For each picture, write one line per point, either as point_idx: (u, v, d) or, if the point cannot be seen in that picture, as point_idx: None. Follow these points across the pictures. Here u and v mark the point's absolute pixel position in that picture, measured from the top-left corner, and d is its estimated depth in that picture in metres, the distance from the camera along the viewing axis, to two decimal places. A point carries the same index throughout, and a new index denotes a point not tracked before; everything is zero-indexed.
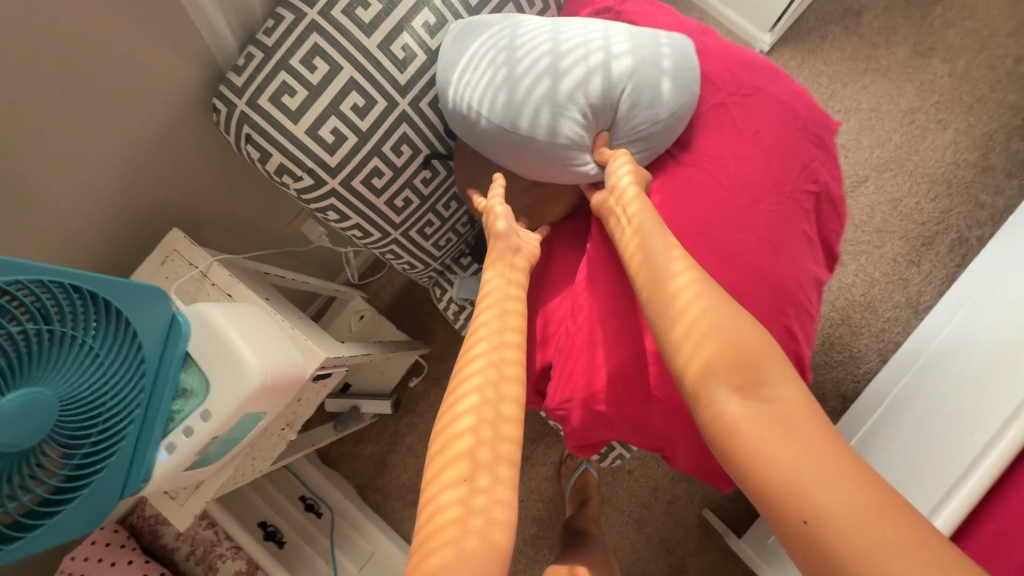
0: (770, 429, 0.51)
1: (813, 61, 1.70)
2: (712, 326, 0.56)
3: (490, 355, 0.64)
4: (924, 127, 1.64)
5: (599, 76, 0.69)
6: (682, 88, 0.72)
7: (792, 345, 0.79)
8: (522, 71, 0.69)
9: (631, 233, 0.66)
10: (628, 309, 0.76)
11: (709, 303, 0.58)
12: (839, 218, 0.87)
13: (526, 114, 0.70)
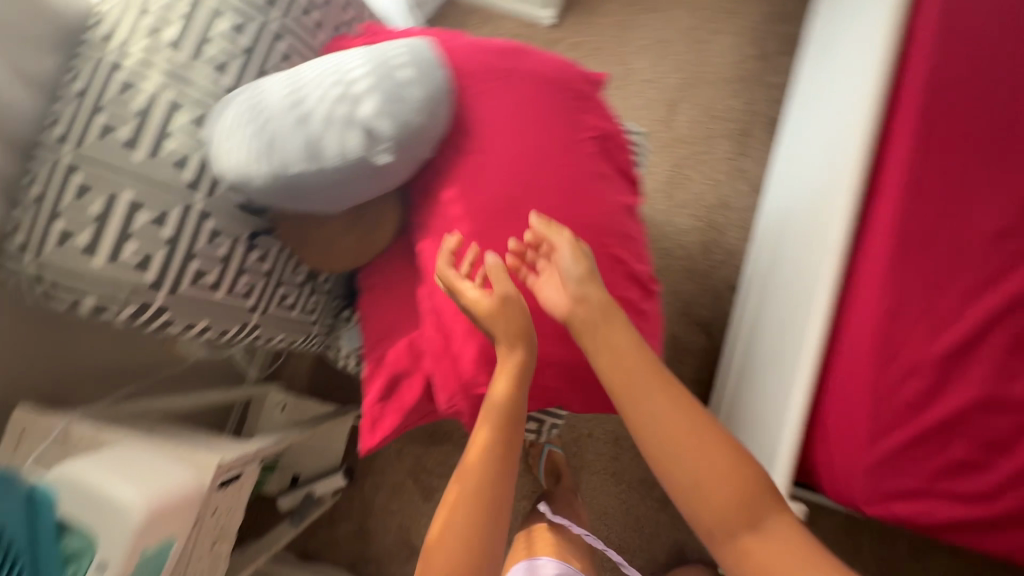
0: (770, 556, 0.64)
1: (595, 20, 1.92)
2: (693, 467, 0.67)
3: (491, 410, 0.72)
4: (704, 41, 1.90)
5: (343, 92, 0.70)
6: (425, 76, 0.74)
7: (625, 267, 0.87)
8: (269, 116, 0.69)
9: (589, 326, 0.75)
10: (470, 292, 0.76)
11: (687, 441, 0.68)
12: (624, 149, 0.99)
13: (289, 151, 0.69)
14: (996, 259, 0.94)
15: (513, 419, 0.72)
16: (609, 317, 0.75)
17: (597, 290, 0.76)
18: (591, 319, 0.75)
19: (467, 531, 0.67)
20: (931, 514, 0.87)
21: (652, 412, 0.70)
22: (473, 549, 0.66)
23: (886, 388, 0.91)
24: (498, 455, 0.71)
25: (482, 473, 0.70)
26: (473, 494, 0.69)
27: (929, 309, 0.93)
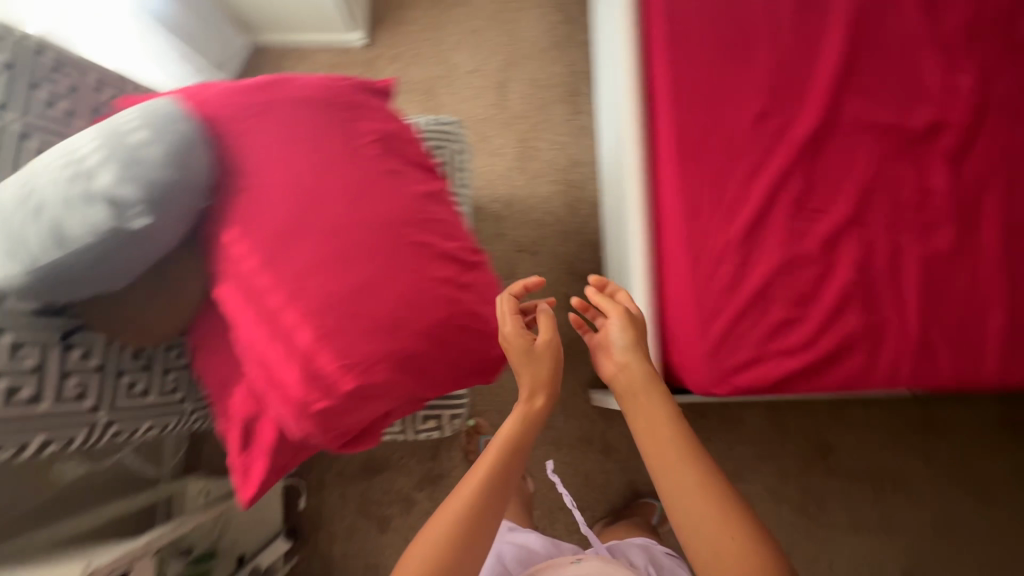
0: None
1: (406, 29, 1.99)
2: (701, 521, 0.72)
3: (502, 436, 0.84)
4: (512, 20, 2.01)
5: (76, 172, 0.70)
6: (162, 131, 0.76)
7: (435, 247, 0.91)
8: (9, 219, 0.69)
9: (630, 394, 0.86)
10: (277, 318, 0.78)
11: (704, 502, 0.73)
12: (414, 142, 1.04)
13: (38, 244, 0.69)
14: (764, 137, 1.07)
15: (515, 444, 0.84)
16: (651, 388, 0.84)
17: (640, 356, 0.87)
18: (631, 386, 0.86)
19: (455, 530, 0.75)
20: (772, 375, 0.96)
21: (677, 472, 0.76)
22: (459, 547, 0.74)
23: (705, 280, 1.00)
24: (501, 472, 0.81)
25: (480, 486, 0.78)
26: (470, 500, 0.77)
27: (721, 196, 1.04)
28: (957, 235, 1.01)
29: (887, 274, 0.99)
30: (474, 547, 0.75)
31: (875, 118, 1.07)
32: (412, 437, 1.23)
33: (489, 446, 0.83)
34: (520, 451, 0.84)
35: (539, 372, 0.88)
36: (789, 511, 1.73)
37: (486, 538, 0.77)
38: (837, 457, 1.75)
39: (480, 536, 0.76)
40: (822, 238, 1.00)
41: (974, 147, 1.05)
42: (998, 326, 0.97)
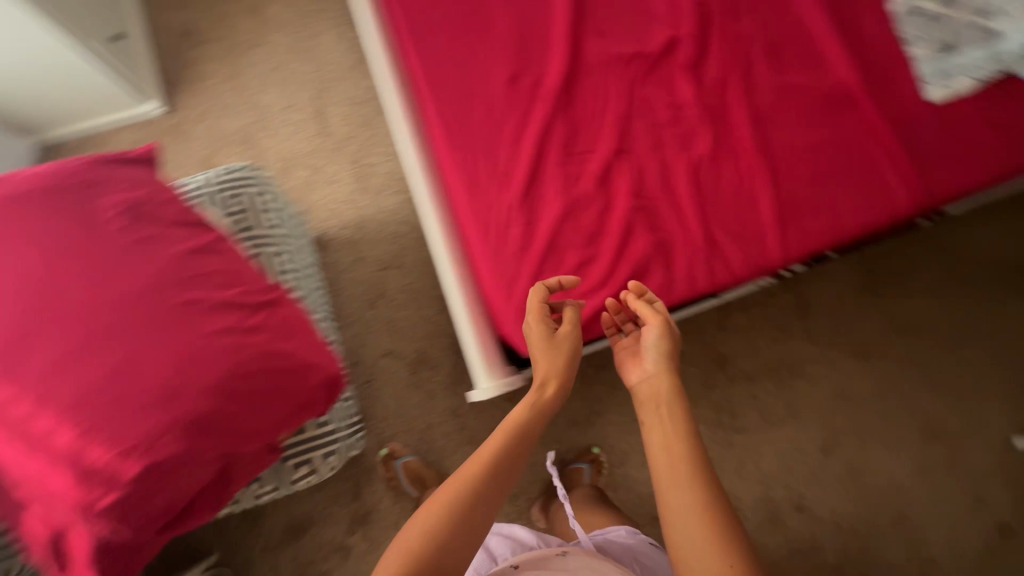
0: None
1: (205, 84, 1.92)
2: (693, 542, 0.71)
3: (512, 423, 0.86)
4: (310, 46, 1.98)
5: None
6: None
7: (206, 300, 0.88)
8: None
9: (651, 405, 0.86)
10: (29, 434, 0.75)
11: (702, 526, 0.71)
12: (175, 201, 1.00)
13: None
14: (521, 97, 1.10)
15: (520, 433, 0.85)
16: (671, 402, 0.85)
17: (668, 368, 0.88)
18: (654, 396, 0.87)
19: (454, 506, 0.76)
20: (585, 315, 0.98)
21: (681, 489, 0.75)
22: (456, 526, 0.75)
23: (500, 250, 1.02)
24: (510, 458, 0.82)
25: (482, 474, 0.80)
26: (477, 478, 0.79)
27: (494, 165, 1.06)
28: (712, 136, 1.07)
29: (661, 190, 1.05)
30: (467, 526, 0.76)
31: (616, 50, 1.12)
32: (291, 489, 1.21)
33: (498, 433, 0.85)
34: (530, 437, 0.86)
35: (554, 358, 0.91)
36: (707, 428, 1.81)
37: (479, 525, 0.77)
38: (733, 364, 1.85)
39: (477, 514, 0.77)
40: (595, 175, 1.05)
41: (709, 51, 1.12)
42: (768, 207, 1.04)
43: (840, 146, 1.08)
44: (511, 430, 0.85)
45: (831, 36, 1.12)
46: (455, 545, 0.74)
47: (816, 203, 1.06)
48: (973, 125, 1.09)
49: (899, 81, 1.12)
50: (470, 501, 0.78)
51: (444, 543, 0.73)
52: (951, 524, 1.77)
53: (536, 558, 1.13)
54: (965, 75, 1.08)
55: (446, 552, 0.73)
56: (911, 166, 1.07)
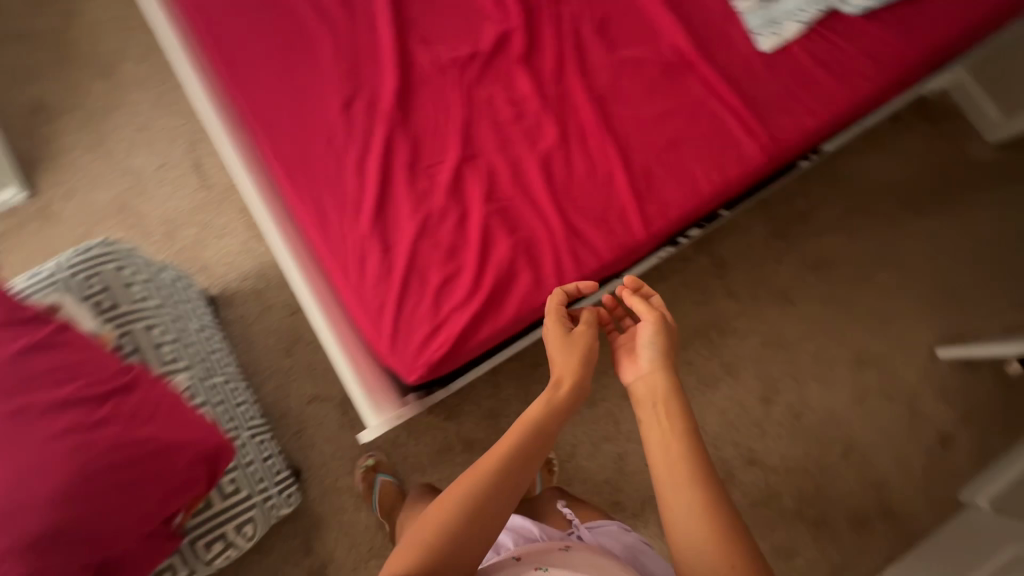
0: None
1: (67, 158, 1.82)
2: (694, 535, 0.79)
3: (529, 421, 0.85)
4: (176, 98, 1.89)
5: None
6: None
7: (41, 409, 0.83)
8: None
9: (649, 405, 0.92)
10: None
11: (702, 521, 0.79)
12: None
13: None
14: (358, 120, 1.06)
15: (537, 430, 0.84)
16: (668, 400, 0.90)
17: (666, 364, 0.93)
18: (653, 395, 0.93)
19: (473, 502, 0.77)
20: (455, 331, 0.95)
21: (682, 486, 0.82)
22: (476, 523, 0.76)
23: (358, 281, 0.98)
24: (528, 455, 0.82)
25: (498, 470, 0.80)
26: (496, 472, 0.80)
27: (340, 197, 1.02)
28: (556, 125, 1.05)
29: (514, 189, 1.02)
30: (484, 522, 0.76)
31: (448, 56, 1.09)
32: (210, 568, 1.21)
33: (517, 427, 0.84)
34: (547, 435, 0.84)
35: (572, 352, 0.90)
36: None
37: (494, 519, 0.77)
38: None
39: (493, 510, 0.77)
40: (444, 187, 1.02)
41: (541, 41, 1.10)
42: (622, 186, 1.03)
43: (684, 111, 1.08)
44: (528, 427, 0.84)
45: (656, 5, 1.12)
46: (474, 540, 0.75)
47: (670, 171, 1.05)
48: (805, 68, 1.11)
49: (731, 37, 1.12)
50: (485, 497, 0.78)
51: (464, 539, 0.74)
52: (894, 445, 1.82)
53: (536, 553, 1.00)
54: (792, 19, 1.12)
55: (458, 545, 0.74)
56: (754, 119, 1.08)
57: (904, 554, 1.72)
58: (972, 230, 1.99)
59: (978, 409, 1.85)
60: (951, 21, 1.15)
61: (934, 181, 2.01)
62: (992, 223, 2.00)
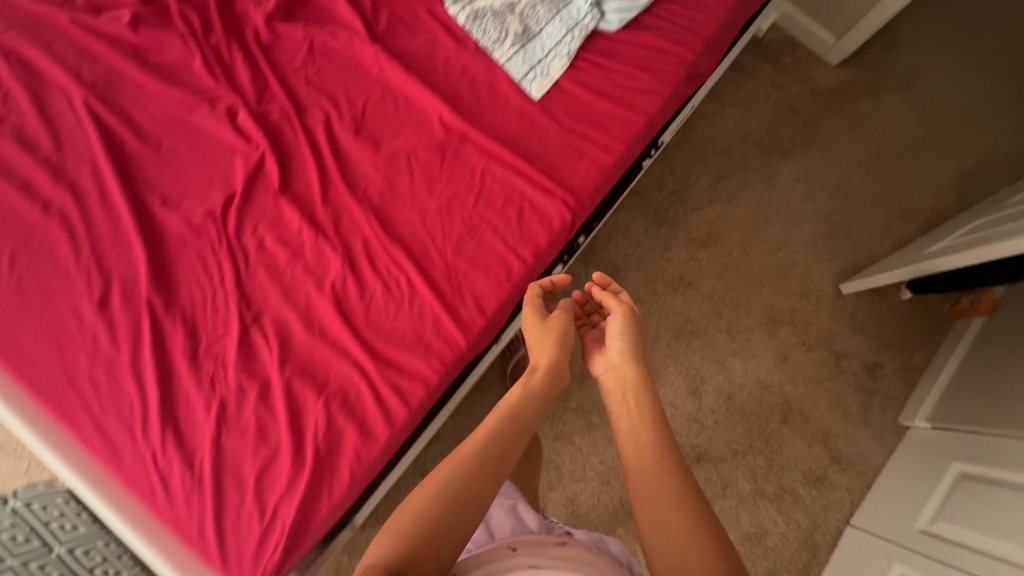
0: None
1: None
2: (671, 536, 0.70)
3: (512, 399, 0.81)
4: None
5: None
6: None
7: None
8: None
9: (617, 397, 0.86)
10: None
11: (673, 514, 0.71)
12: None
13: None
14: (118, 318, 0.93)
15: (520, 406, 0.80)
16: (634, 391, 0.85)
17: (632, 352, 0.87)
18: (619, 384, 0.87)
19: (445, 498, 0.70)
20: (285, 525, 0.84)
21: (654, 479, 0.74)
22: (448, 521, 0.69)
23: (165, 508, 0.85)
24: (507, 443, 0.76)
25: (488, 446, 0.75)
26: (482, 450, 0.75)
27: (122, 411, 0.89)
28: (338, 252, 0.95)
29: (312, 339, 0.92)
30: (456, 516, 0.69)
31: (200, 212, 0.97)
32: None
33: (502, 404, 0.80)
34: (530, 413, 0.81)
35: (549, 331, 0.87)
36: (583, 438, 1.73)
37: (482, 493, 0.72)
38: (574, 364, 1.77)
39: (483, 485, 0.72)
40: (235, 363, 0.90)
41: (297, 162, 0.99)
42: (427, 296, 0.94)
43: (471, 191, 0.99)
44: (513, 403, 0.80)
45: (410, 84, 1.01)
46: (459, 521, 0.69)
47: (475, 261, 0.96)
48: (583, 102, 1.03)
49: (499, 92, 1.03)
50: (470, 473, 0.72)
51: (447, 520, 0.68)
52: (826, 395, 1.81)
53: (527, 546, 0.79)
54: (555, 56, 1.03)
55: (444, 527, 0.68)
56: (546, 175, 1.00)
57: (866, 498, 1.72)
58: (839, 159, 1.99)
59: (892, 332, 1.86)
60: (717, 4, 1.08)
61: (790, 120, 2.00)
62: (855, 144, 2.00)
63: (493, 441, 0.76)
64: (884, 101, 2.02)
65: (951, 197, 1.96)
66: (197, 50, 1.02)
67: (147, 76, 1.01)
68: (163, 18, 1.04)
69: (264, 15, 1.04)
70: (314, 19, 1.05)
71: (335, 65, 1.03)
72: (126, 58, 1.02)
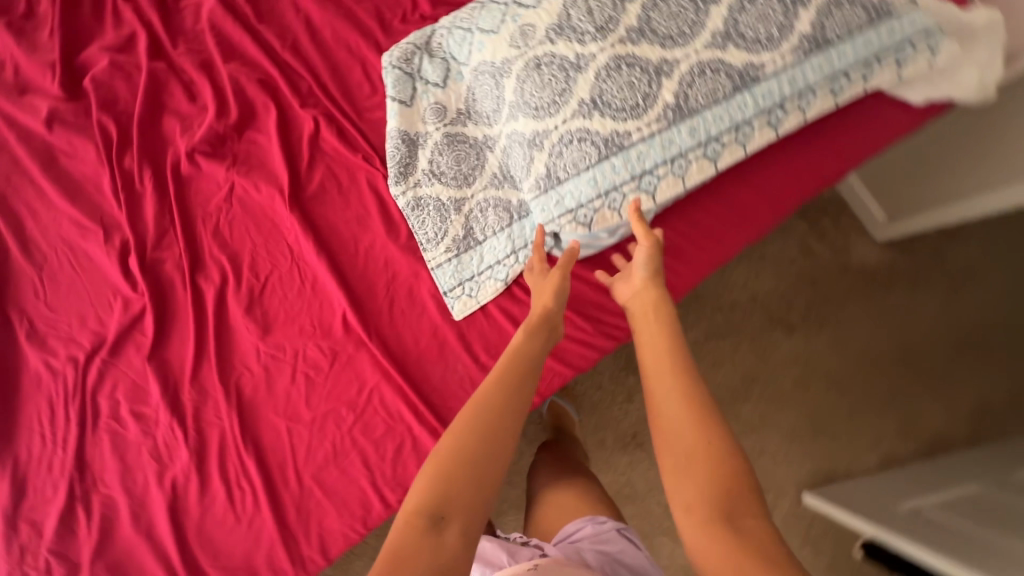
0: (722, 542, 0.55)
1: None
2: (690, 453, 0.60)
3: (522, 343, 0.71)
4: None
5: None
6: None
7: None
8: None
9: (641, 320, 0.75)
10: None
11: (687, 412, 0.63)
12: None
13: None
14: None
15: (531, 346, 0.71)
16: (659, 314, 0.74)
17: (653, 274, 0.77)
18: (641, 306, 0.76)
19: (463, 438, 0.60)
20: None
21: (673, 392, 0.65)
22: (464, 477, 0.57)
23: None
24: (528, 391, 0.66)
25: (506, 381, 0.66)
26: (496, 388, 0.65)
27: None
28: (189, 443, 0.86)
29: (136, 533, 0.84)
30: (480, 479, 0.58)
31: (64, 354, 0.89)
32: None
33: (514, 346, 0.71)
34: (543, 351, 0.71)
35: (548, 281, 0.79)
36: None
37: (511, 422, 0.62)
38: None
39: (509, 415, 0.62)
40: (49, 540, 0.83)
41: (179, 324, 0.89)
42: (269, 522, 0.84)
43: (351, 409, 0.87)
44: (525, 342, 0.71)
45: (320, 265, 0.89)
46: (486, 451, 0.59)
47: (333, 492, 0.86)
48: (505, 337, 0.89)
49: (418, 298, 0.90)
50: (491, 408, 0.63)
51: (474, 467, 0.58)
52: None
53: None
54: (490, 276, 0.89)
55: (468, 470, 0.58)
56: (439, 414, 0.87)
57: None
58: (853, 350, 1.67)
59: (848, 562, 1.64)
60: (700, 253, 0.93)
61: (807, 294, 1.68)
62: (875, 338, 1.67)
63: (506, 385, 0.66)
64: (922, 299, 1.68)
65: (965, 425, 1.63)
66: (106, 168, 0.91)
67: (47, 184, 0.91)
68: (82, 118, 0.93)
69: (187, 145, 0.92)
70: (242, 159, 0.93)
71: (249, 221, 0.91)
72: (29, 156, 0.91)
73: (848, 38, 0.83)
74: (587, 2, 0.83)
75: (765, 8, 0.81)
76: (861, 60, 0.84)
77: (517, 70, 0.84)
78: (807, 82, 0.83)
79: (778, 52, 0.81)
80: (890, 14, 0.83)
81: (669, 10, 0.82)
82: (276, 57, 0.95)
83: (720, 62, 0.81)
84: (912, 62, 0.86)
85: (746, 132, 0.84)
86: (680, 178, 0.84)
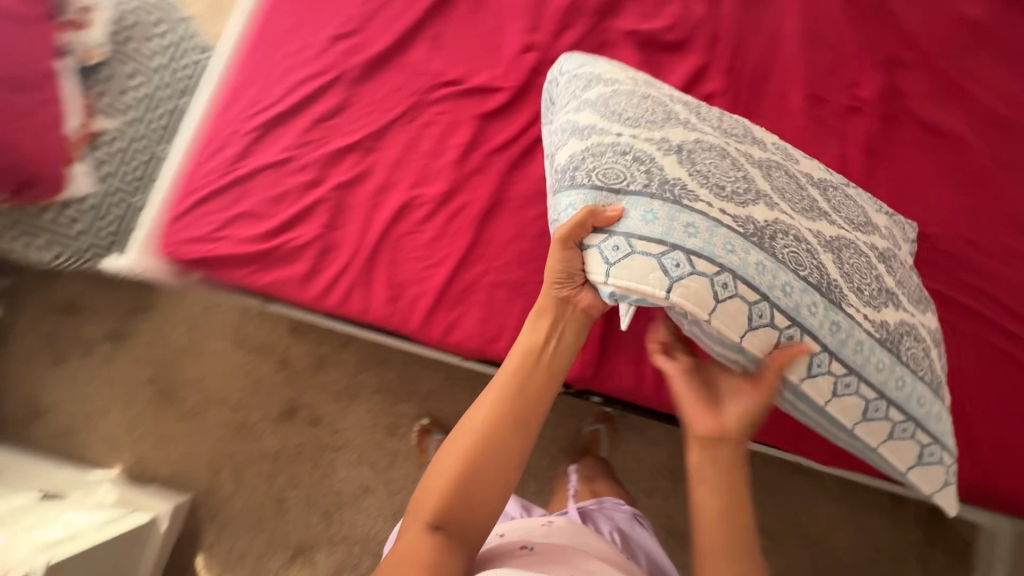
0: None
1: None
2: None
3: (521, 367, 0.78)
4: None
5: None
6: None
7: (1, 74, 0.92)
8: None
9: (722, 461, 0.74)
10: None
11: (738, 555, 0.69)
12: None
13: None
14: (331, 55, 1.11)
15: (521, 375, 0.78)
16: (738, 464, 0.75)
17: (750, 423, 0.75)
18: (728, 448, 0.75)
19: (461, 472, 0.72)
20: (217, 252, 1.01)
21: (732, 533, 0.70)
22: (455, 502, 0.71)
23: (204, 161, 1.06)
24: (523, 434, 0.76)
25: (496, 422, 0.75)
26: (487, 427, 0.74)
27: (266, 92, 1.10)
28: (448, 185, 1.03)
29: (368, 199, 1.03)
30: (471, 504, 0.72)
31: (438, 66, 1.10)
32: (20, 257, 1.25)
33: (509, 372, 0.78)
34: (538, 384, 0.78)
35: (547, 316, 0.81)
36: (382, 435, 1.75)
37: (501, 460, 0.74)
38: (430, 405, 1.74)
39: (498, 457, 0.73)
40: (327, 152, 1.05)
41: (514, 116, 1.07)
42: (438, 279, 0.99)
43: None
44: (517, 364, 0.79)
45: None
46: (480, 480, 0.73)
47: (490, 305, 0.98)
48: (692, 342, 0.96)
49: None
50: (478, 441, 0.74)
51: (469, 496, 0.72)
52: None
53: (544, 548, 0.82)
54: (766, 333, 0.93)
55: (468, 491, 0.72)
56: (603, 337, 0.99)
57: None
58: None
59: None
60: None
61: None
62: None
63: (498, 428, 0.74)
64: None
65: None
66: None
67: None
68: None
69: (631, 26, 1.10)
70: (651, 68, 1.09)
71: None
72: None
73: (912, 371, 0.77)
74: (726, 121, 0.89)
75: (866, 266, 0.80)
76: (907, 411, 0.76)
77: (617, 88, 0.89)
78: (864, 363, 0.75)
79: (865, 308, 0.76)
80: (942, 400, 0.80)
81: (789, 184, 0.83)
82: (735, 28, 1.10)
83: (814, 248, 0.77)
84: (929, 468, 0.79)
85: (791, 336, 0.73)
86: (714, 296, 0.72)
